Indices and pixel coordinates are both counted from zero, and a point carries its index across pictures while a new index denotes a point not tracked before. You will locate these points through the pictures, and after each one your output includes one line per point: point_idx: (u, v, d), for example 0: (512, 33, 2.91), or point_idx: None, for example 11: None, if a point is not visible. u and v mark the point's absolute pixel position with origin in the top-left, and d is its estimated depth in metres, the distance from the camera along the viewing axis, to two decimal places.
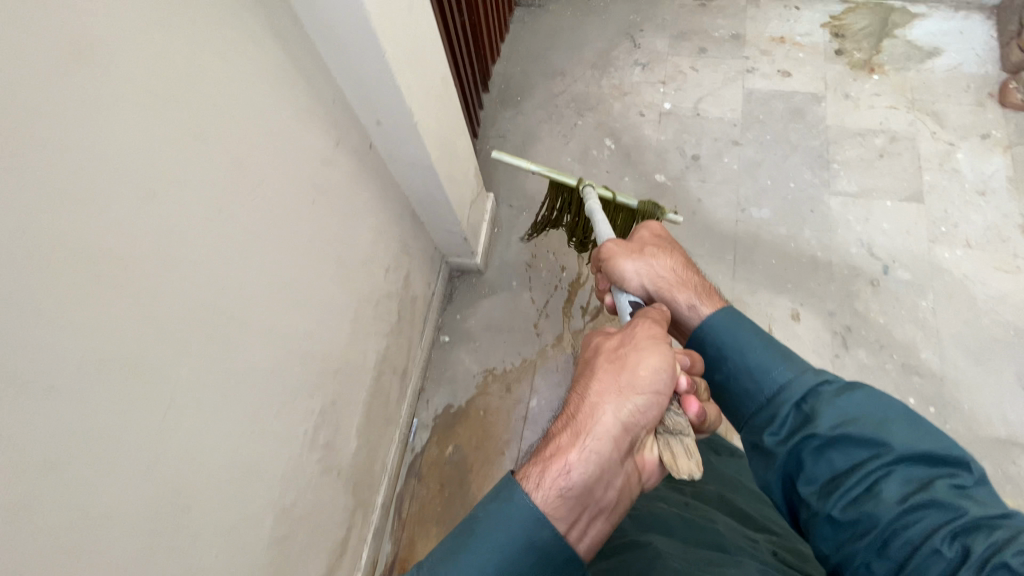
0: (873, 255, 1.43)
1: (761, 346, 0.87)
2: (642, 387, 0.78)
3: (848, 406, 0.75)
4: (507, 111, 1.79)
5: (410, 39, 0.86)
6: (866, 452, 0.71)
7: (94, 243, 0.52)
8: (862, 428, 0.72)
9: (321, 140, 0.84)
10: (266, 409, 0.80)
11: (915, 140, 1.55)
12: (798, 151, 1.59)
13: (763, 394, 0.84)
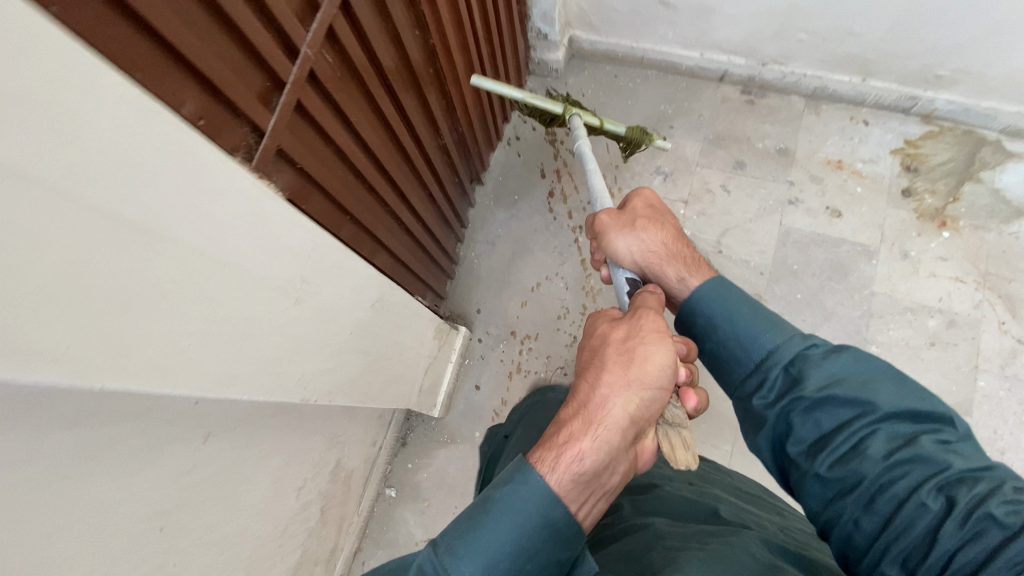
0: None
1: (749, 313, 0.80)
2: (650, 382, 0.74)
3: (843, 378, 0.69)
4: (500, 211, 1.55)
5: (307, 321, 0.65)
6: (852, 412, 0.68)
7: None
8: (849, 389, 0.69)
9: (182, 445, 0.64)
10: None
11: (977, 330, 1.28)
12: (831, 321, 1.33)
13: (751, 358, 0.78)
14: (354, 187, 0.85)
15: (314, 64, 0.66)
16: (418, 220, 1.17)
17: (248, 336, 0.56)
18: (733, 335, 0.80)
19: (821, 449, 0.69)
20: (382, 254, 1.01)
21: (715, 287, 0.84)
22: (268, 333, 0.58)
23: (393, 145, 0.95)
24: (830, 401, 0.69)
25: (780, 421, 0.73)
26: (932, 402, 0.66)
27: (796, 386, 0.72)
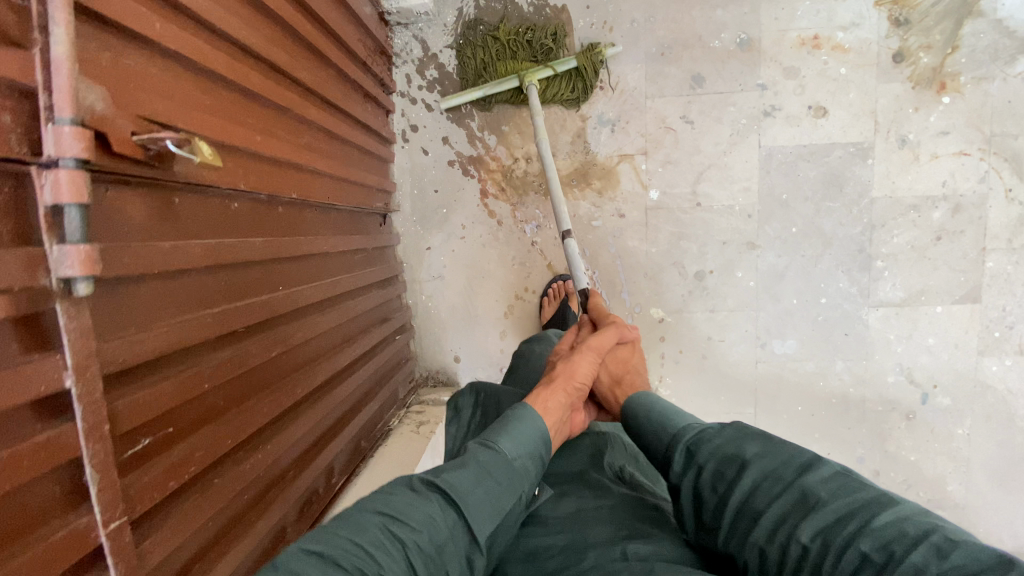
0: (913, 383, 1.22)
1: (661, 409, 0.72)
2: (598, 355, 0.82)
3: (726, 439, 0.60)
4: (431, 234, 1.25)
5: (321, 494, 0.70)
6: (731, 468, 0.57)
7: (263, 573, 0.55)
8: (724, 453, 0.59)
9: None
10: None
11: (984, 207, 1.17)
12: (833, 247, 1.19)
13: (662, 449, 0.67)
14: (278, 471, 0.62)
15: (131, 517, 0.40)
16: (359, 360, 0.92)
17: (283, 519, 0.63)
18: (644, 423, 0.72)
19: (715, 509, 0.56)
20: (337, 463, 0.80)
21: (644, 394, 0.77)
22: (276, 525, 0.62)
23: (294, 356, 0.68)
24: (714, 465, 0.59)
25: (683, 496, 0.61)
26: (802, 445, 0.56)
27: (686, 458, 0.63)
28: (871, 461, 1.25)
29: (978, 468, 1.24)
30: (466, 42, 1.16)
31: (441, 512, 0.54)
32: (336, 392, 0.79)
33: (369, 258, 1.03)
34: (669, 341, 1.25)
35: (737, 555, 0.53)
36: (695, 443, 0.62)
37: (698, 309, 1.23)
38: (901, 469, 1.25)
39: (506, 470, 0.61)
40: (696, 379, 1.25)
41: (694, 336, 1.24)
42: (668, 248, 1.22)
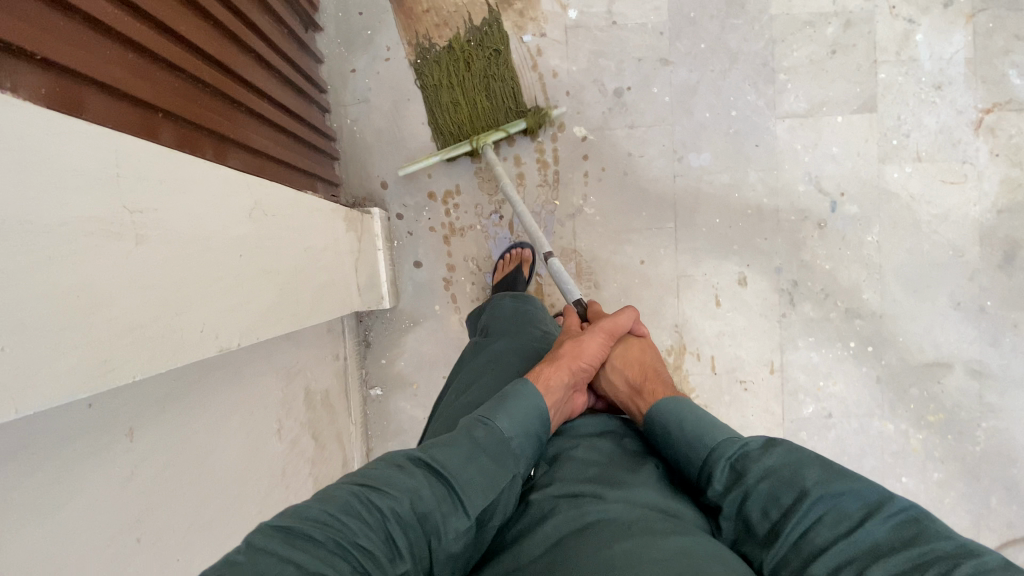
0: (821, 192, 1.28)
1: (700, 414, 0.71)
2: (587, 357, 0.87)
3: (779, 463, 0.60)
4: (358, 56, 1.26)
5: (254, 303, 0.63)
6: (788, 496, 0.57)
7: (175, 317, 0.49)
8: (777, 474, 0.59)
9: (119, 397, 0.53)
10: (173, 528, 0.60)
11: (873, 22, 1.26)
12: (739, 61, 1.26)
13: (694, 460, 0.68)
14: (149, 71, 0.62)
15: None
16: (261, 98, 0.92)
17: (216, 294, 0.55)
18: (672, 428, 0.72)
19: (767, 539, 0.57)
20: (232, 154, 0.79)
21: (670, 400, 0.77)
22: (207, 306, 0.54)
23: (174, 0, 0.68)
24: (764, 490, 0.59)
25: (722, 513, 0.62)
26: (873, 482, 0.55)
27: (729, 475, 0.63)
28: (789, 272, 1.29)
29: (891, 275, 1.29)
30: (438, 61, 1.24)
31: (426, 485, 0.59)
32: (228, 87, 0.79)
33: (281, 33, 1.05)
34: (592, 159, 1.28)
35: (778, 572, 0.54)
36: (741, 460, 0.62)
37: (617, 126, 1.28)
38: (818, 279, 1.29)
39: (501, 446, 0.67)
40: (618, 195, 1.29)
41: (615, 153, 1.28)
42: (588, 67, 1.28)
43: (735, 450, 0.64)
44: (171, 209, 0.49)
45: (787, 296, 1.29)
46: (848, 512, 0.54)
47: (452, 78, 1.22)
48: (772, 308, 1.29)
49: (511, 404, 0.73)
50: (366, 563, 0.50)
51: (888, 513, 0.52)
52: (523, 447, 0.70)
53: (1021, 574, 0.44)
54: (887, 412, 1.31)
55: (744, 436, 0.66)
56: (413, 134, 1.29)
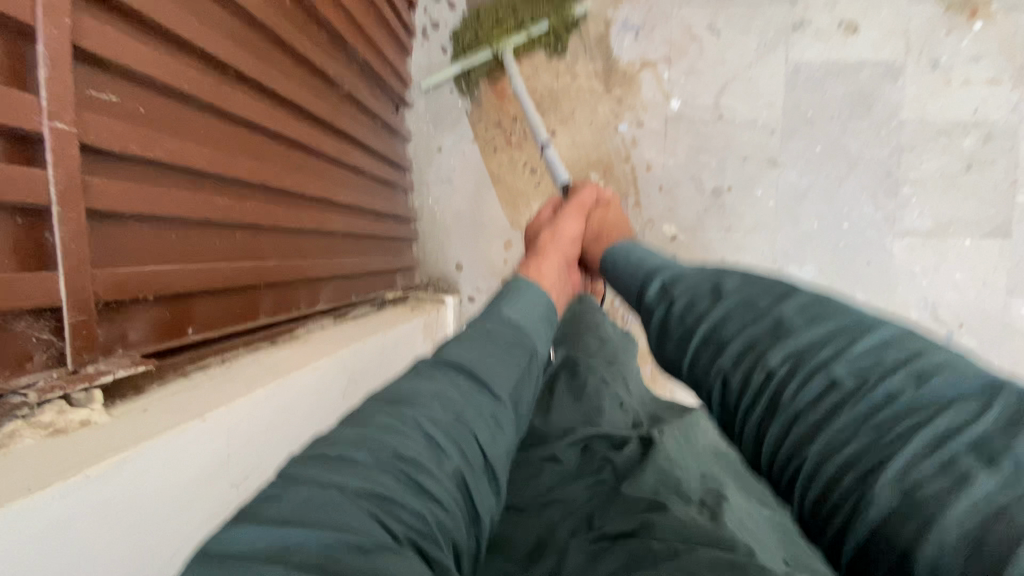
0: (937, 320, 1.15)
1: (652, 248, 0.66)
2: (570, 242, 0.86)
3: (704, 274, 0.52)
4: (444, 134, 1.22)
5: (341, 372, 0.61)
6: (706, 297, 0.49)
7: None
8: (697, 283, 0.51)
9: None
10: None
11: (1022, 136, 1.10)
12: (858, 168, 1.14)
13: (633, 288, 0.60)
14: (255, 247, 0.58)
15: (81, 138, 0.36)
16: (354, 212, 0.88)
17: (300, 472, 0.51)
18: (618, 263, 0.67)
19: (680, 338, 0.49)
20: (323, 291, 0.76)
21: (620, 245, 0.72)
22: None
23: (282, 154, 0.65)
24: (691, 292, 0.51)
25: (647, 325, 0.54)
26: (794, 283, 0.47)
27: (658, 290, 0.54)
28: None
29: None
30: (480, 8, 1.15)
31: (452, 384, 0.48)
32: (324, 222, 0.75)
33: (376, 127, 1.01)
34: (681, 260, 1.20)
35: (702, 381, 0.46)
36: (667, 282, 0.54)
37: (713, 228, 1.18)
38: None
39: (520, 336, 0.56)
40: None
41: (707, 255, 1.19)
42: (686, 161, 1.18)
43: (670, 270, 0.56)
44: (267, 443, 0.46)
45: None
46: (758, 304, 0.46)
47: (493, 18, 1.14)
48: None
49: (519, 300, 0.63)
50: (429, 489, 0.39)
51: (793, 299, 0.45)
52: (536, 335, 0.59)
53: (908, 346, 0.39)
54: None
55: (680, 263, 0.58)
56: (494, 217, 1.23)
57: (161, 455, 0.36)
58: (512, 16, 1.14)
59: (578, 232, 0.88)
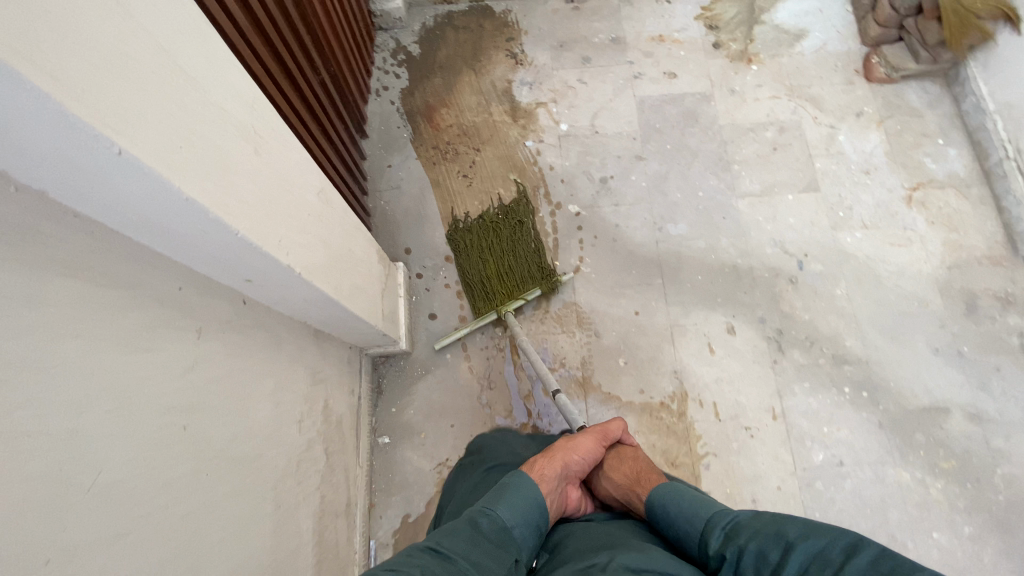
0: (787, 253, 1.47)
1: (697, 499, 0.84)
2: (577, 454, 0.99)
3: (767, 520, 0.72)
4: (393, 156, 1.60)
5: (322, 208, 0.84)
6: (775, 550, 0.68)
7: (268, 209, 0.64)
8: (762, 534, 0.71)
9: (197, 300, 0.65)
10: (213, 438, 0.66)
11: (801, 128, 1.60)
12: (700, 156, 1.57)
13: (695, 537, 0.80)
14: None
15: None
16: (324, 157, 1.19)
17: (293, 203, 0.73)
18: (673, 510, 0.85)
19: None
20: None
21: (667, 491, 0.89)
22: (288, 208, 0.70)
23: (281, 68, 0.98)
24: (755, 547, 0.70)
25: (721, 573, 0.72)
26: (839, 530, 0.67)
27: (722, 538, 0.76)
28: (772, 322, 1.41)
29: (866, 323, 1.41)
30: (484, 255, 1.43)
31: (438, 562, 0.64)
32: (303, 134, 1.05)
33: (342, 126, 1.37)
34: (586, 229, 1.51)
35: None
36: (733, 530, 0.75)
37: (605, 205, 1.53)
38: (801, 327, 1.41)
39: (502, 532, 0.74)
40: (610, 257, 1.48)
41: (605, 224, 1.51)
42: (578, 162, 1.58)
43: (729, 520, 0.77)
44: (275, 138, 0.67)
45: (775, 343, 1.39)
46: (827, 558, 0.64)
47: (484, 246, 1.44)
48: (764, 355, 1.38)
49: (511, 498, 0.80)
50: None
51: (861, 555, 0.63)
52: (524, 539, 0.76)
53: None
54: (900, 461, 1.31)
55: (735, 513, 0.79)
56: (436, 210, 1.54)
57: (236, 66, 0.59)
58: (504, 259, 1.42)
59: (586, 451, 1.01)
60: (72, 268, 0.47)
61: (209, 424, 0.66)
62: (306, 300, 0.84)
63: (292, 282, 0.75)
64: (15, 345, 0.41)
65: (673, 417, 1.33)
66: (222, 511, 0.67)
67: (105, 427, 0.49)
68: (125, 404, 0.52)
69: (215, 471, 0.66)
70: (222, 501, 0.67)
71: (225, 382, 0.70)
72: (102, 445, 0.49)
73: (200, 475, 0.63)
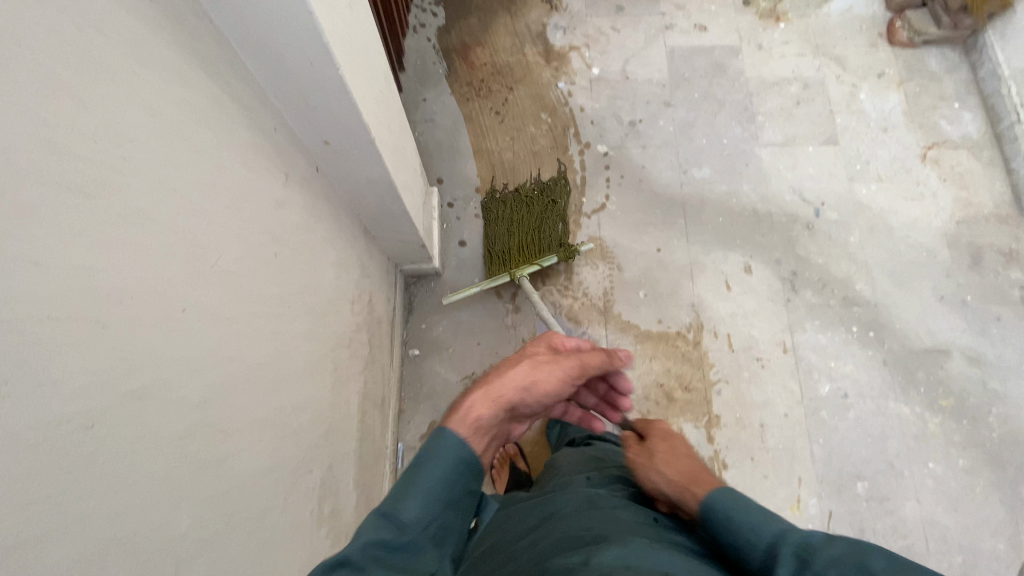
0: (805, 200, 1.53)
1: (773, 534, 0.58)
2: (546, 386, 0.70)
3: (843, 547, 0.52)
4: (429, 90, 1.64)
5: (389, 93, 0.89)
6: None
7: (357, 62, 0.70)
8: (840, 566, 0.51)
9: (284, 147, 0.70)
10: (292, 277, 0.72)
11: (825, 86, 1.65)
12: (725, 106, 1.63)
13: (751, 554, 0.58)
14: None
15: None
16: None
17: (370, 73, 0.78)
18: (728, 523, 0.62)
19: None
20: None
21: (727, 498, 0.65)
22: (368, 74, 0.76)
23: None
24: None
25: None
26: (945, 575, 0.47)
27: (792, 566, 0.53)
28: (788, 264, 1.48)
29: (877, 269, 1.47)
30: (511, 228, 1.45)
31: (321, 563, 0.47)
32: None
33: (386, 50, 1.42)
34: (613, 168, 1.56)
35: None
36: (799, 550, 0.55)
37: (633, 146, 1.58)
38: (814, 270, 1.47)
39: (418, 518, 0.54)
40: (636, 196, 1.54)
41: (632, 165, 1.56)
42: (608, 106, 1.63)
43: (796, 538, 0.56)
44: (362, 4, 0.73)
45: (789, 283, 1.45)
46: None
47: (510, 218, 1.46)
48: (778, 294, 1.45)
49: (435, 450, 0.57)
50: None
51: None
52: (442, 514, 0.56)
53: None
54: (901, 396, 1.38)
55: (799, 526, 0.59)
56: (469, 144, 1.59)
57: None
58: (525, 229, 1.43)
59: (546, 375, 0.70)
60: (207, 69, 0.53)
61: (289, 263, 0.71)
62: (368, 180, 0.89)
63: (363, 151, 0.80)
64: (178, 114, 0.48)
65: (689, 346, 1.39)
66: (293, 347, 0.72)
67: (224, 218, 0.55)
68: (238, 206, 0.58)
69: (291, 307, 0.72)
70: (294, 338, 0.73)
71: (301, 234, 0.75)
72: (220, 235, 0.54)
73: (280, 305, 0.68)
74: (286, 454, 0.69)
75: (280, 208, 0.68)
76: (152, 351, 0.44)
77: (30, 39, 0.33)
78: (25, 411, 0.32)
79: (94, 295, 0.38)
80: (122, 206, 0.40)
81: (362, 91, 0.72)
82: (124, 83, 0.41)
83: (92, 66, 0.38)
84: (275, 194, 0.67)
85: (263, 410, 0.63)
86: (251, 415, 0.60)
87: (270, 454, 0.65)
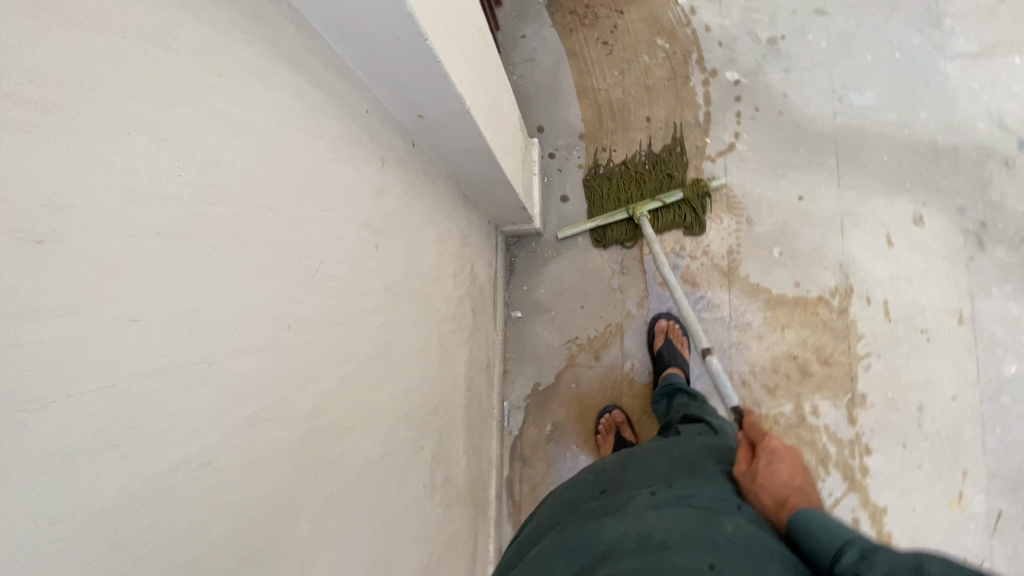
0: (1005, 129, 1.21)
1: None
2: None
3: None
4: (528, 24, 1.49)
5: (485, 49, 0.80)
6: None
7: (446, 25, 0.62)
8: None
9: (376, 127, 0.65)
10: (394, 263, 0.70)
11: None
12: (900, 10, 1.29)
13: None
14: None
15: None
16: None
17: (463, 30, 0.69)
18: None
19: None
20: None
21: None
22: (459, 33, 0.67)
23: None
24: None
25: None
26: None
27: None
28: (974, 212, 1.19)
29: None
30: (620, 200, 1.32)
31: None
32: None
33: None
34: (745, 100, 1.32)
35: None
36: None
37: (772, 71, 1.32)
38: (1011, 220, 1.17)
39: None
40: (773, 132, 1.29)
41: (770, 94, 1.31)
42: (742, 21, 1.36)
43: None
44: None
45: (972, 237, 1.18)
46: None
47: (620, 187, 1.33)
48: (958, 250, 1.18)
49: None
50: None
51: None
52: None
53: None
54: None
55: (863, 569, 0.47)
56: (573, 83, 1.43)
57: None
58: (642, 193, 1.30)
59: None
60: (290, 60, 0.48)
61: (389, 252, 0.68)
62: (466, 150, 0.82)
63: (459, 121, 0.73)
64: (262, 116, 0.44)
65: (831, 313, 1.20)
66: (398, 334, 0.71)
67: (320, 220, 0.52)
68: (331, 203, 0.54)
69: (393, 297, 0.70)
70: (398, 326, 0.72)
71: (400, 218, 0.71)
72: (318, 237, 0.52)
73: (382, 296, 0.67)
74: (396, 440, 0.70)
75: (376, 198, 0.64)
76: (262, 376, 0.43)
77: (98, 74, 0.30)
78: (144, 466, 0.33)
79: (198, 335, 0.37)
80: (215, 237, 0.38)
81: (453, 55, 0.64)
82: (201, 98, 0.37)
83: (168, 88, 0.34)
84: (369, 182, 0.63)
85: (371, 406, 0.63)
86: (360, 412, 0.60)
87: (380, 444, 0.65)
